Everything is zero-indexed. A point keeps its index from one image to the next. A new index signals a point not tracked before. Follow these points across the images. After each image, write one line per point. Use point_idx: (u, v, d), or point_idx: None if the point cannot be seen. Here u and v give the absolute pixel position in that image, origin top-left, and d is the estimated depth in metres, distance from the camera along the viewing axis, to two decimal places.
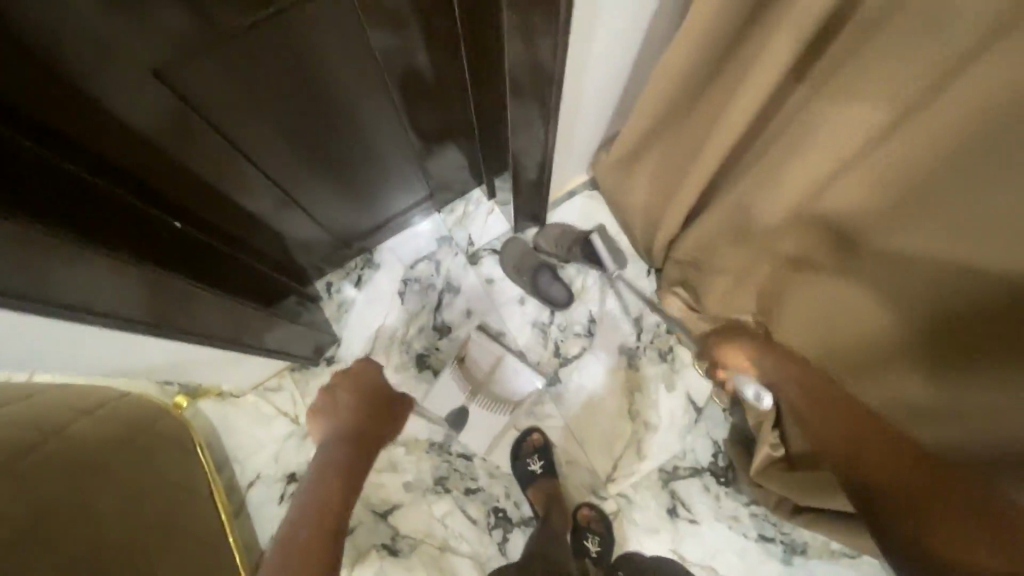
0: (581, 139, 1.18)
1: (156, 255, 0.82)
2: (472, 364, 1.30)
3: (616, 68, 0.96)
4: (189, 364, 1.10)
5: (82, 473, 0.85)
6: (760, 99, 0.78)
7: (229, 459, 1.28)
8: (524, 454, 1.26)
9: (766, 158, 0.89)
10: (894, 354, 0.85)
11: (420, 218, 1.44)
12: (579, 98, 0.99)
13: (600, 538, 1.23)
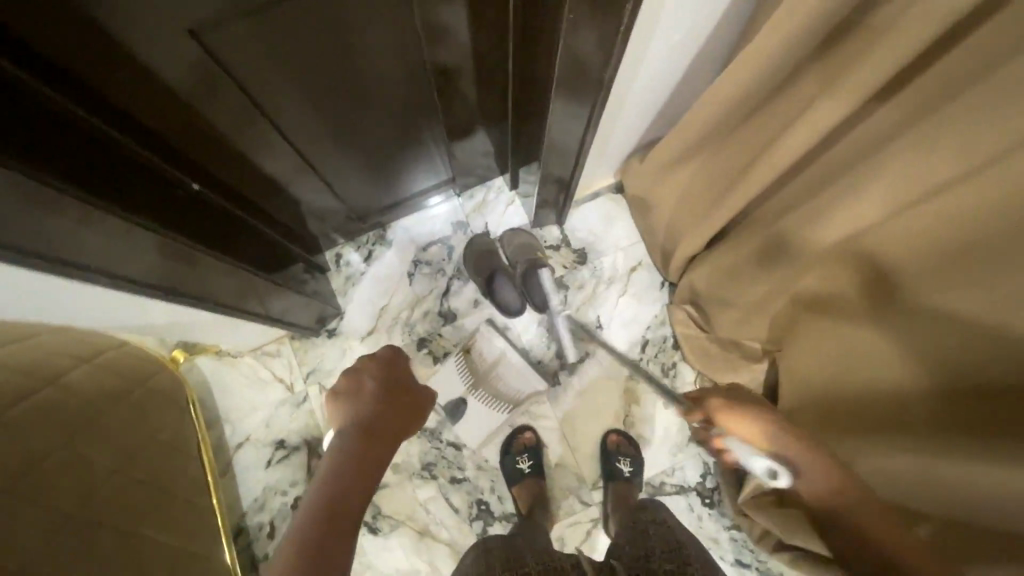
0: (615, 143, 1.15)
1: (169, 218, 0.80)
2: (476, 357, 1.29)
3: (666, 78, 0.93)
4: (189, 321, 1.09)
5: (78, 421, 0.84)
6: (815, 133, 0.76)
7: (220, 419, 1.27)
8: (513, 450, 1.25)
9: (807, 191, 0.87)
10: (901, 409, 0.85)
11: (437, 200, 1.41)
12: (622, 103, 0.96)
13: (631, 459, 1.23)
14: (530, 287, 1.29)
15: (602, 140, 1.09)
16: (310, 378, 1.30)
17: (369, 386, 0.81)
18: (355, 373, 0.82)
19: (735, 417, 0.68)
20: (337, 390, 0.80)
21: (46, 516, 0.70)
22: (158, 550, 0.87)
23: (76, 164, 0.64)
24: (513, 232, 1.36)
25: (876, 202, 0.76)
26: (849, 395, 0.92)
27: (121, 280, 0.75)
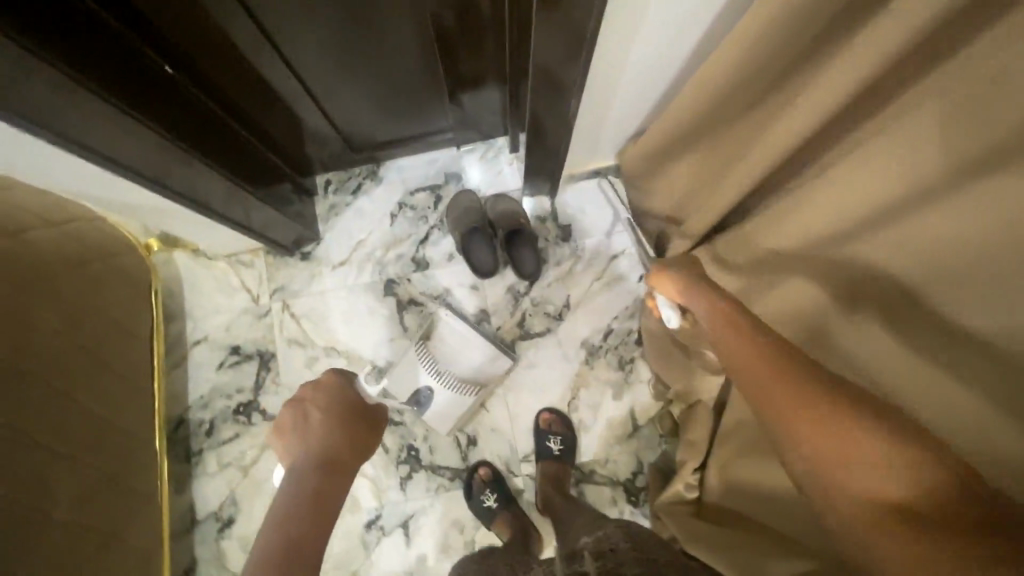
0: (620, 104, 1.12)
1: (135, 97, 0.81)
2: (439, 342, 1.21)
3: (674, 29, 0.88)
4: (163, 214, 1.10)
5: (23, 275, 0.87)
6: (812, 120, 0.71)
7: (183, 313, 1.31)
8: (475, 491, 1.22)
9: (789, 196, 0.82)
10: None
11: (435, 149, 1.40)
12: (627, 43, 0.91)
13: (563, 437, 1.24)
14: (517, 258, 1.30)
15: (603, 87, 1.06)
16: (276, 295, 1.32)
17: (313, 414, 0.95)
18: (297, 406, 0.96)
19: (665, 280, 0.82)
20: (282, 426, 0.94)
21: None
22: (77, 411, 0.91)
23: (30, 16, 0.64)
24: (499, 195, 1.35)
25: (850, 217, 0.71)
26: None
27: (73, 146, 0.76)
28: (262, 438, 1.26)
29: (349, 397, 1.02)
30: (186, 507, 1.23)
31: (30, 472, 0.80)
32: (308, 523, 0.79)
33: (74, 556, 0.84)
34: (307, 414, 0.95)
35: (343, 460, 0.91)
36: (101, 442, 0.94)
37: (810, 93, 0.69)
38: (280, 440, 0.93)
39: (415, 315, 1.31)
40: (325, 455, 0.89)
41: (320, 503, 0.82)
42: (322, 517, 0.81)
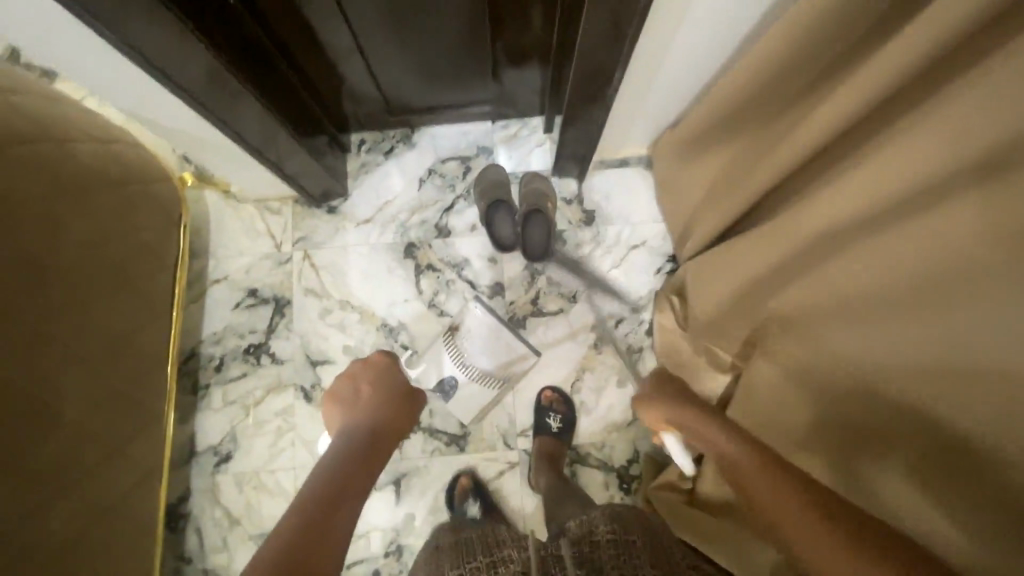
0: (664, 90, 1.13)
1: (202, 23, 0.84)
2: (464, 334, 1.22)
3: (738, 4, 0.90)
4: (205, 149, 1.14)
5: (68, 181, 0.89)
6: (863, 107, 0.70)
7: (207, 252, 1.34)
8: (458, 498, 1.21)
9: (825, 187, 0.82)
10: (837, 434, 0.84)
11: (467, 123, 1.42)
12: (686, 18, 0.93)
13: (564, 417, 1.24)
14: (526, 234, 1.27)
15: (650, 69, 1.07)
16: (299, 244, 1.35)
17: (363, 390, 1.06)
18: (353, 380, 1.08)
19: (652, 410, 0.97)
20: (338, 393, 1.07)
21: (1, 241, 0.76)
22: (101, 322, 0.93)
23: None
24: (529, 173, 1.37)
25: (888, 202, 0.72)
26: (797, 414, 0.92)
27: (141, 60, 0.79)
28: (269, 380, 1.28)
29: (396, 378, 1.10)
30: (187, 438, 1.26)
31: (45, 370, 0.82)
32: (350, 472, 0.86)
33: (77, 458, 0.87)
34: (359, 388, 1.07)
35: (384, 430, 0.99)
36: (118, 355, 0.97)
37: (868, 75, 0.69)
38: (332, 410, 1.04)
39: (431, 280, 1.33)
40: (370, 424, 0.98)
41: (361, 461, 0.89)
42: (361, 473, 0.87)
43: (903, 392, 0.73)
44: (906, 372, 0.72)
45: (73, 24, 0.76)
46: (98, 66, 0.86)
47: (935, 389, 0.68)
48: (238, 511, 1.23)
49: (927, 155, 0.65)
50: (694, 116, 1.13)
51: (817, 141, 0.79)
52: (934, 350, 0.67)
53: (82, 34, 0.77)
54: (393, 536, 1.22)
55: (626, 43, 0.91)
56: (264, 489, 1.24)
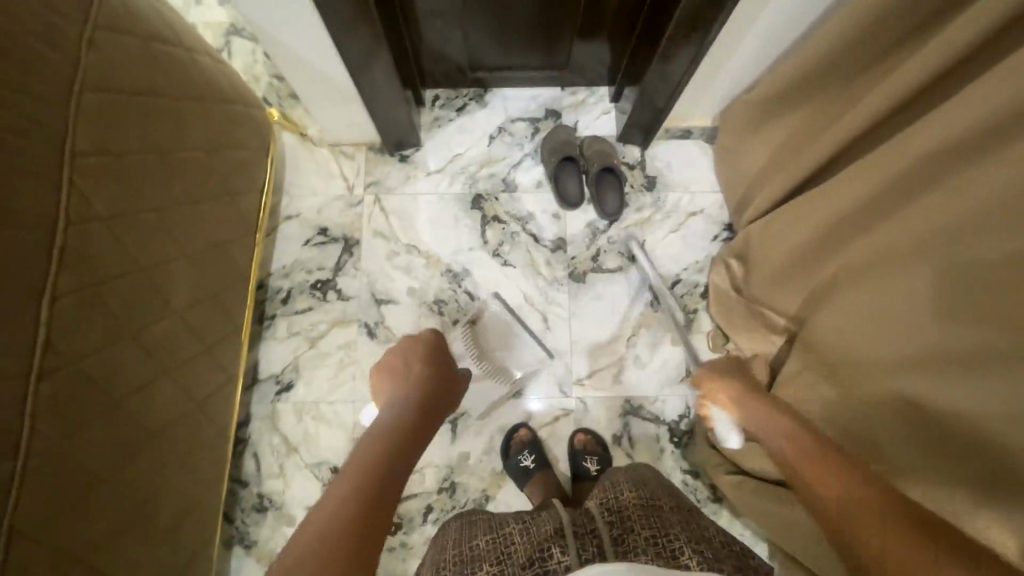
0: (739, 63, 1.19)
1: None
2: (480, 329, 1.27)
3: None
4: (303, 85, 1.19)
5: (188, 85, 0.94)
6: (954, 49, 0.76)
7: (282, 189, 1.38)
8: (512, 451, 1.23)
9: (902, 135, 0.87)
10: (901, 369, 0.88)
11: (536, 87, 1.48)
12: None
13: (600, 460, 1.22)
14: (601, 197, 1.36)
15: (732, 41, 1.12)
16: (370, 187, 1.39)
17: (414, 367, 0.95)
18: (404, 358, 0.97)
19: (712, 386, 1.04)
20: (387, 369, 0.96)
21: (130, 128, 0.81)
22: (202, 224, 0.97)
23: None
24: (596, 138, 1.43)
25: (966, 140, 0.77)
26: (862, 355, 0.97)
27: None
28: (334, 314, 1.31)
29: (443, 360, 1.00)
30: (251, 365, 1.28)
31: (157, 256, 0.86)
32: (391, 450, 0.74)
33: (176, 350, 0.90)
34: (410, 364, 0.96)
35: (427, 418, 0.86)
36: (213, 258, 1.01)
37: (962, 20, 0.74)
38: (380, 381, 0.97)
39: (496, 231, 1.37)
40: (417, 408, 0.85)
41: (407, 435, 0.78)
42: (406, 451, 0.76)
43: (972, 320, 0.77)
44: (971, 302, 0.77)
45: None
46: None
47: (1012, 305, 0.71)
48: (295, 439, 1.25)
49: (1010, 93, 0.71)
50: (761, 89, 1.19)
51: (902, 88, 0.85)
52: (1003, 273, 0.73)
53: None
54: (447, 473, 1.24)
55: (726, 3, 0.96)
56: (322, 420, 1.26)
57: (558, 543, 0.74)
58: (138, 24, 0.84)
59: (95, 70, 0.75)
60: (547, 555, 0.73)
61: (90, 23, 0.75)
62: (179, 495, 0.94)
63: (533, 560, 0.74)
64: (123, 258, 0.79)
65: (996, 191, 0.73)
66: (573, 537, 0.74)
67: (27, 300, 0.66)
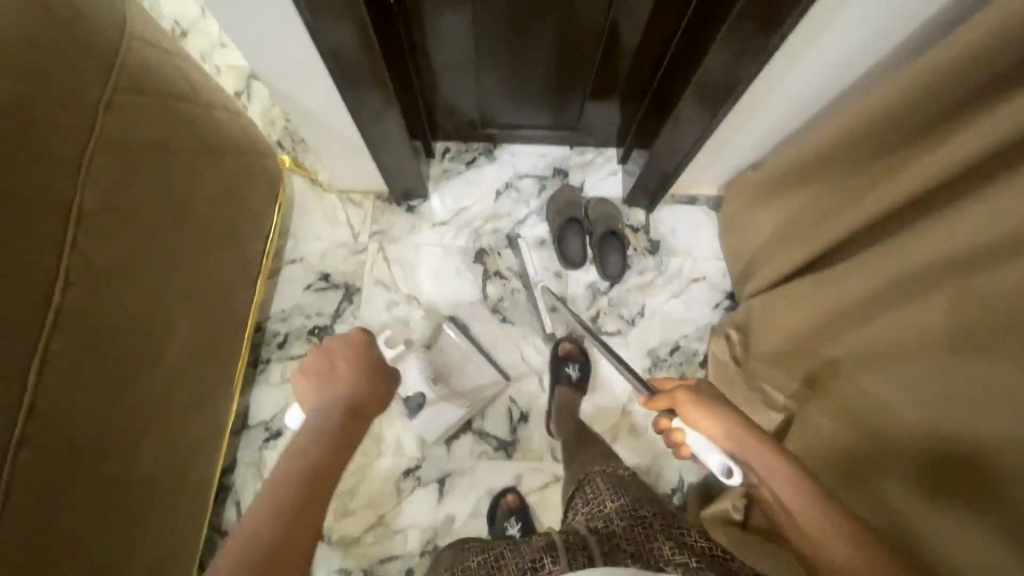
0: (745, 139, 1.21)
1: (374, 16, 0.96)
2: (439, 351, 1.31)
3: (834, 64, 0.98)
4: (315, 133, 1.22)
5: (205, 139, 0.96)
6: (958, 157, 0.77)
7: (288, 232, 1.39)
8: (499, 518, 1.20)
9: (907, 236, 0.88)
10: (899, 472, 0.86)
11: (545, 145, 1.50)
12: (789, 70, 1.01)
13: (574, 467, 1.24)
14: (604, 258, 1.37)
15: (741, 118, 1.14)
16: (375, 236, 1.40)
17: (340, 367, 0.82)
18: (327, 355, 0.83)
19: (697, 412, 0.83)
20: (308, 370, 0.82)
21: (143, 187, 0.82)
22: (206, 275, 0.98)
23: None
24: (602, 199, 1.44)
25: (971, 245, 0.77)
26: (860, 450, 0.95)
27: (319, 41, 0.89)
28: None
29: (374, 356, 0.86)
30: (242, 410, 1.27)
31: (158, 309, 0.86)
32: (287, 523, 0.61)
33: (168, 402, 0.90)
34: (334, 364, 0.82)
35: (354, 426, 0.76)
36: (212, 309, 1.01)
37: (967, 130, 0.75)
38: (301, 380, 0.80)
39: (497, 287, 1.37)
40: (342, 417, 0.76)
41: (311, 491, 0.65)
42: (306, 515, 0.63)
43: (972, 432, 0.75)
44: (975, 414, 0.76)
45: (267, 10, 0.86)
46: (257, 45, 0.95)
47: (1014, 422, 0.70)
48: None
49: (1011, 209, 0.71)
50: (768, 167, 1.20)
51: (907, 188, 0.85)
52: (1005, 390, 0.71)
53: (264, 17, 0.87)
54: (431, 535, 1.21)
55: (734, 92, 1.00)
56: None
57: (550, 554, 0.73)
58: (162, 83, 0.86)
59: (110, 130, 0.76)
60: (538, 566, 0.72)
61: (113, 87, 0.76)
62: (157, 547, 0.92)
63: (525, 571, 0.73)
64: (117, 316, 0.78)
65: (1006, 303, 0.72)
66: (564, 551, 0.72)
67: (19, 364, 0.65)
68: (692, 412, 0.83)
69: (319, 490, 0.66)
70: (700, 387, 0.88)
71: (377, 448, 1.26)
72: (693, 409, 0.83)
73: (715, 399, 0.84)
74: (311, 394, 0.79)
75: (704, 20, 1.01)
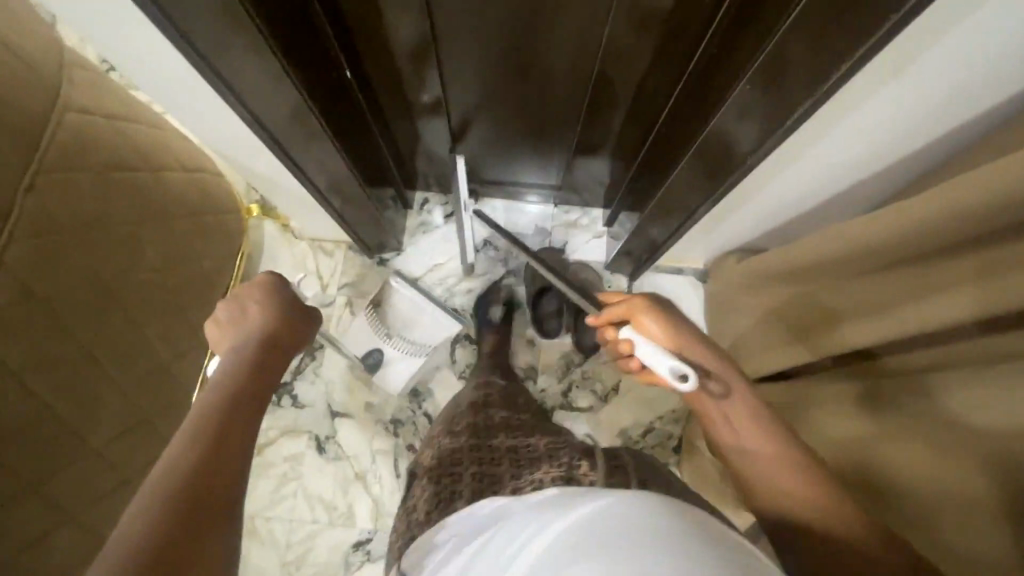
0: (729, 224, 1.14)
1: (318, 89, 0.91)
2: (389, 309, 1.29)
3: (826, 173, 0.90)
4: (279, 188, 1.17)
5: (152, 207, 0.91)
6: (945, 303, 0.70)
7: (254, 280, 1.35)
8: None
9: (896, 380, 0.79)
10: None
11: (528, 202, 1.44)
12: (778, 171, 0.92)
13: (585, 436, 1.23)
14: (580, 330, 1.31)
15: (728, 207, 1.07)
16: (344, 289, 1.36)
17: (252, 308, 0.68)
18: (237, 298, 0.69)
19: (654, 326, 0.69)
20: (217, 317, 0.68)
21: (75, 275, 0.78)
22: (144, 347, 0.94)
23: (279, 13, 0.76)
24: (583, 263, 1.38)
25: (955, 401, 0.69)
26: None
27: (258, 123, 0.84)
28: (285, 423, 1.26)
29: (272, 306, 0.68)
30: None
31: (82, 394, 0.82)
32: (211, 444, 0.51)
33: (91, 487, 0.85)
34: (244, 307, 0.68)
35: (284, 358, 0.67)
36: (150, 382, 0.97)
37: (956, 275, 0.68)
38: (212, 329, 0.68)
39: (467, 351, 1.33)
40: (268, 349, 0.65)
41: (232, 412, 0.55)
42: (232, 432, 0.53)
43: None
44: None
45: (197, 86, 0.81)
46: (204, 114, 0.91)
47: None
48: None
49: (1000, 376, 0.64)
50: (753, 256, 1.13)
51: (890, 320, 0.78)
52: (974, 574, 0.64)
53: (199, 91, 0.83)
54: None
55: (717, 189, 0.90)
56: (255, 535, 1.20)
57: (588, 459, 0.64)
58: (101, 155, 0.81)
59: (30, 215, 0.71)
60: (574, 465, 0.63)
61: (33, 169, 0.72)
62: None
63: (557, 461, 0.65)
64: (33, 409, 0.73)
65: (993, 491, 0.63)
66: (606, 463, 0.63)
67: None
68: (646, 322, 0.70)
69: (245, 406, 0.56)
70: (665, 300, 0.72)
71: (327, 516, 1.21)
72: (648, 319, 0.70)
73: (685, 322, 0.69)
74: (220, 340, 0.67)
75: (693, 102, 0.90)
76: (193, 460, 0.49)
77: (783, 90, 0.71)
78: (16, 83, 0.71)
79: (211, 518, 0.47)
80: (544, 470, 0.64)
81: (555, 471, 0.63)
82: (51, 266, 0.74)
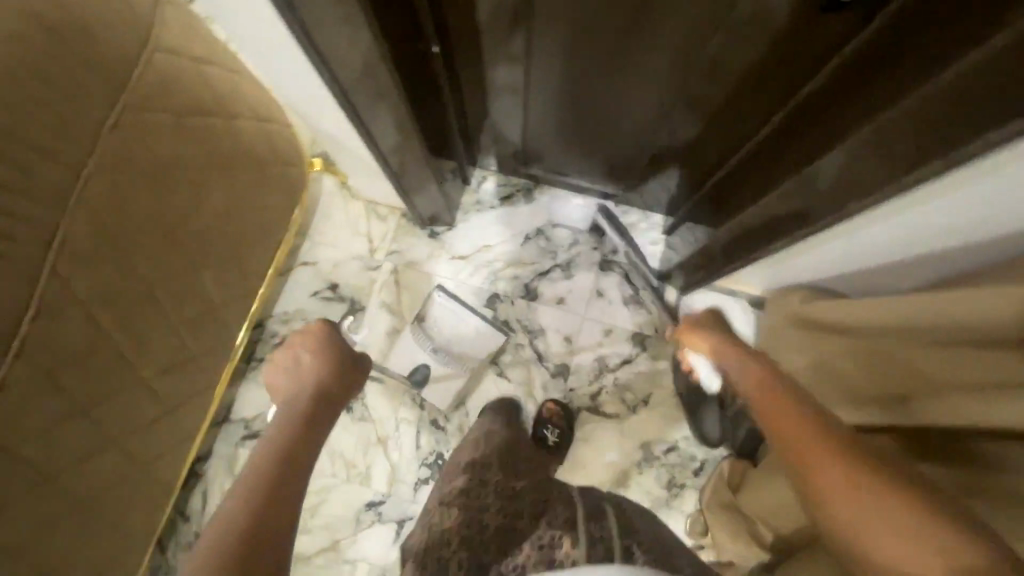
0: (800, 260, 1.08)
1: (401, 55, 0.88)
2: (432, 325, 1.30)
3: (927, 230, 0.82)
4: (344, 147, 1.17)
5: (221, 155, 0.92)
6: None
7: (308, 232, 1.36)
8: None
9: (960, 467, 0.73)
10: None
11: (589, 196, 1.39)
12: (873, 219, 0.85)
13: (562, 432, 1.25)
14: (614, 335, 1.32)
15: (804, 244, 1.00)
16: (392, 256, 1.36)
17: (304, 356, 0.80)
18: (292, 347, 0.82)
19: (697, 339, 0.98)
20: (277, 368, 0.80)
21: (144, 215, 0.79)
22: (198, 290, 0.96)
23: None
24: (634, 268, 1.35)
25: None
26: None
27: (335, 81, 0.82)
28: None
29: (324, 352, 0.80)
30: (227, 401, 1.29)
31: (137, 330, 0.85)
32: (276, 462, 0.59)
33: (133, 416, 0.89)
34: (298, 355, 0.80)
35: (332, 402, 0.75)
36: (199, 324, 1.00)
37: None
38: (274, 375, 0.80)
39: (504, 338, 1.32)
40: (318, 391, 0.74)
41: (290, 440, 0.63)
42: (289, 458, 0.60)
43: None
44: None
45: (283, 37, 0.80)
46: (287, 67, 0.90)
47: None
48: None
49: None
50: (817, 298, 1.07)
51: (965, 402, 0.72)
52: None
53: (283, 42, 0.82)
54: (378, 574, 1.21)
55: (802, 224, 0.84)
56: None
57: (569, 533, 0.73)
58: (182, 100, 0.82)
59: (112, 154, 0.72)
60: (556, 543, 0.72)
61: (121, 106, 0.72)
62: (101, 550, 0.94)
63: (539, 543, 0.73)
64: (91, 340, 0.76)
65: None
66: (587, 537, 0.73)
67: None
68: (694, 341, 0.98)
69: (301, 438, 0.64)
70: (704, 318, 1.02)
71: (346, 472, 1.25)
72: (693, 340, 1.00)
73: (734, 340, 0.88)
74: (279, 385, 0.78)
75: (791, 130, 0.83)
76: (258, 476, 0.57)
77: (904, 140, 0.63)
78: (113, 20, 0.71)
79: (272, 526, 0.53)
80: (526, 553, 0.72)
81: (537, 553, 0.72)
82: (123, 205, 0.75)
